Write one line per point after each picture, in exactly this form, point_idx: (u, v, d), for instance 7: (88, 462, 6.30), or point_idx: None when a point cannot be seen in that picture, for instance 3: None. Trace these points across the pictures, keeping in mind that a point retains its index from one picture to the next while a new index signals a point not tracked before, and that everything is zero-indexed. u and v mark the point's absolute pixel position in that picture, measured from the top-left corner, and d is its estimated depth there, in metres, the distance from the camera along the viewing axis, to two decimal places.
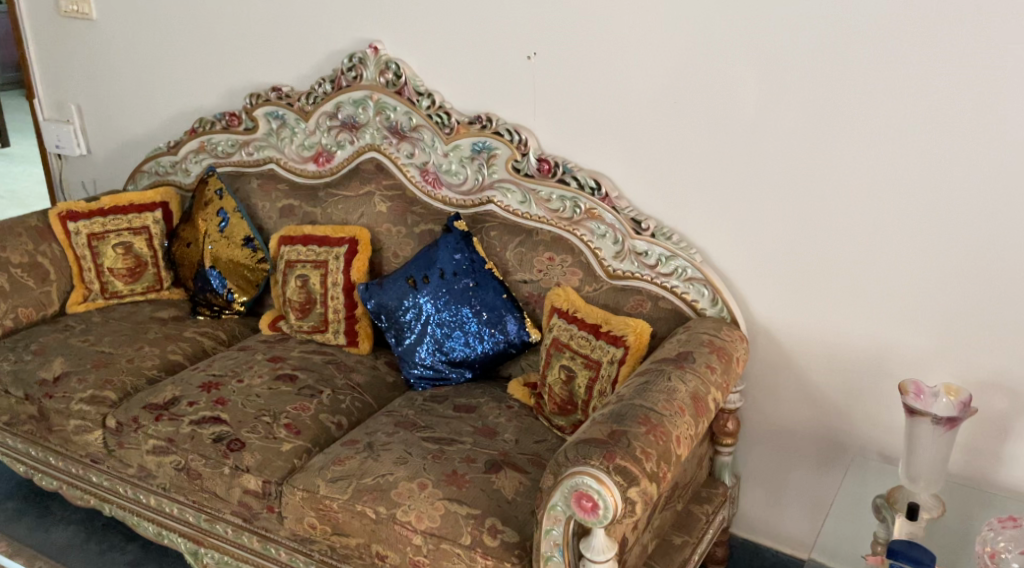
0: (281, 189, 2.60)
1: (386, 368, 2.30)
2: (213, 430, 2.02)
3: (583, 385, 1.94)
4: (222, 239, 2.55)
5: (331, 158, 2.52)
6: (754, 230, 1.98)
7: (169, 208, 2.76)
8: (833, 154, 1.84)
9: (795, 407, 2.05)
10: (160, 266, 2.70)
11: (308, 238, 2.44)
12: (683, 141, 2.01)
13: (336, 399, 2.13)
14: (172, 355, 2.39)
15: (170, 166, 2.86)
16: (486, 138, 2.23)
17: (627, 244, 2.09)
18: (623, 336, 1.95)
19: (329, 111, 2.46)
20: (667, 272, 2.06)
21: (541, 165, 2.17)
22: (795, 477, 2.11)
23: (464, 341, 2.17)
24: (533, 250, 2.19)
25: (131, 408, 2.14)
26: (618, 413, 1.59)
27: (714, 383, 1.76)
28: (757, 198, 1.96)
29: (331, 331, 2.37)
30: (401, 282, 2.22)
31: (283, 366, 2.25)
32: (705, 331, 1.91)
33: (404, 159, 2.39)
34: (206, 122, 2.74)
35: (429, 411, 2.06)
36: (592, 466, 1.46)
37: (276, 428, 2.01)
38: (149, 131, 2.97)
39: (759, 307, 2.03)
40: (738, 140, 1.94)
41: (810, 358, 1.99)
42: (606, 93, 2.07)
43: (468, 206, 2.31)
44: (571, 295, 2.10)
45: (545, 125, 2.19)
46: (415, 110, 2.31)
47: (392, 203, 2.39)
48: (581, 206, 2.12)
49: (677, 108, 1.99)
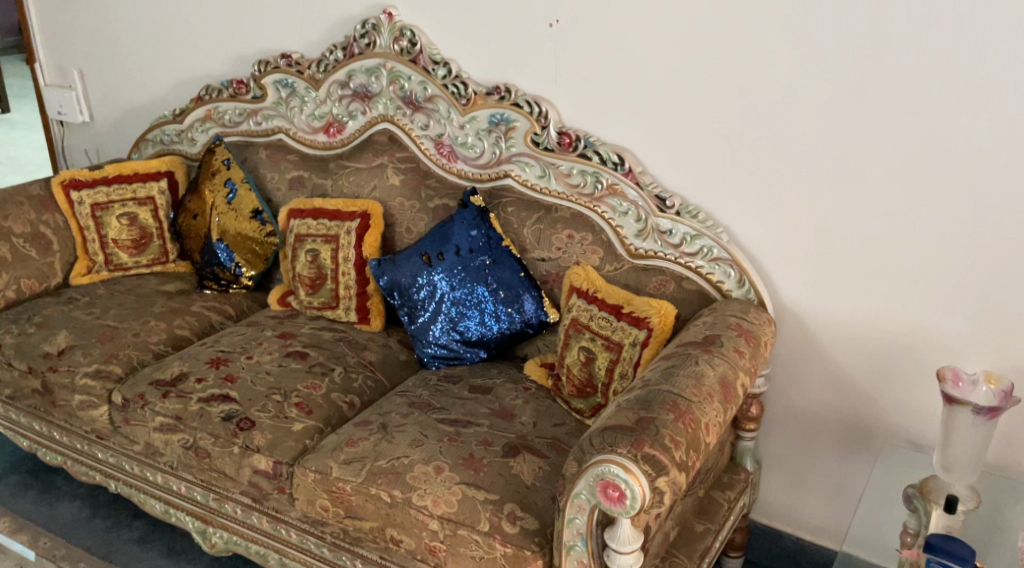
0: (290, 160, 2.53)
1: (398, 347, 2.24)
2: (222, 408, 1.96)
3: (603, 366, 1.89)
4: (229, 211, 2.49)
5: (342, 128, 2.44)
6: (784, 210, 1.91)
7: (175, 178, 2.68)
8: (870, 132, 1.77)
9: (821, 393, 1.99)
10: (166, 238, 2.64)
11: (319, 212, 2.37)
12: (710, 115, 1.93)
13: (348, 378, 2.07)
14: (179, 329, 2.33)
15: (175, 135, 2.78)
16: (504, 110, 2.15)
17: (650, 222, 2.02)
18: (646, 317, 1.90)
19: (341, 79, 2.38)
20: (692, 252, 1.99)
21: (562, 138, 2.10)
22: (818, 463, 2.05)
23: (480, 321, 2.11)
24: (552, 227, 2.12)
25: (137, 384, 2.08)
26: (645, 398, 1.53)
27: (742, 367, 1.70)
28: (788, 176, 1.89)
29: (342, 308, 2.31)
30: (415, 259, 2.17)
31: (293, 343, 2.19)
32: (731, 313, 1.85)
33: (418, 131, 2.31)
34: (213, 90, 2.65)
35: (444, 392, 2.00)
36: (618, 454, 1.41)
37: (287, 407, 1.95)
38: (153, 97, 2.89)
39: (787, 289, 1.96)
40: (769, 114, 1.86)
41: (838, 342, 1.93)
42: (631, 63, 1.99)
43: (484, 180, 2.24)
44: (591, 274, 2.04)
45: (565, 96, 2.11)
46: (430, 80, 2.23)
47: (405, 176, 2.32)
48: (603, 181, 2.05)
49: (706, 79, 1.91)
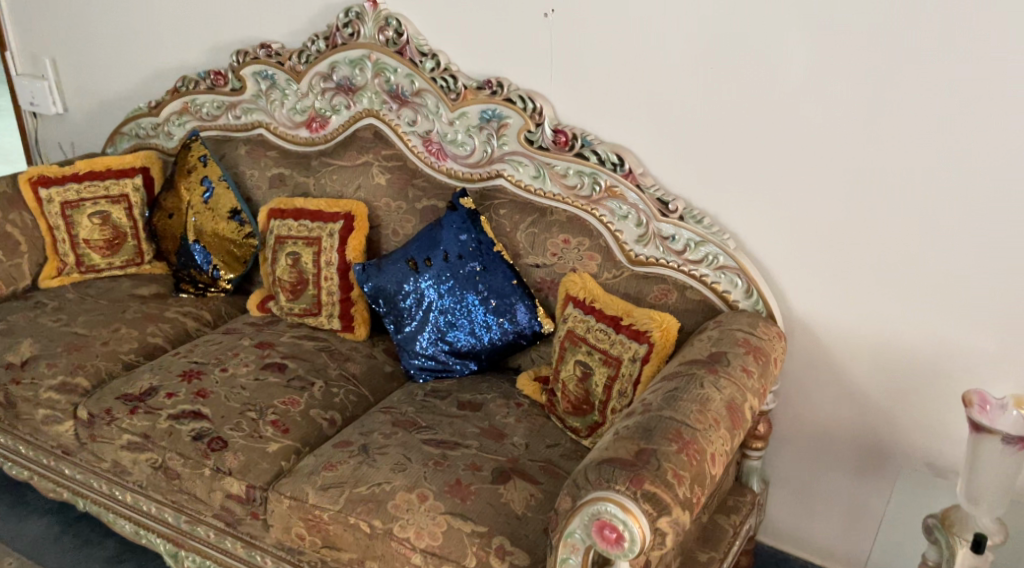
0: (271, 156, 2.39)
1: (384, 358, 2.11)
2: (192, 426, 1.84)
3: (600, 383, 1.77)
4: (206, 210, 2.35)
5: (325, 123, 2.30)
6: (796, 216, 1.78)
7: (150, 174, 2.54)
8: (891, 133, 1.64)
9: (833, 411, 1.86)
10: (141, 238, 2.50)
11: (300, 213, 2.23)
12: (716, 114, 1.80)
13: (328, 392, 1.94)
14: (152, 337, 2.20)
15: (151, 129, 2.64)
16: (496, 105, 2.00)
17: (651, 226, 1.88)
18: (647, 330, 1.77)
19: (323, 71, 2.24)
20: (696, 259, 1.86)
21: (557, 136, 1.96)
22: (829, 484, 1.92)
23: (470, 331, 1.99)
24: (546, 231, 1.98)
25: (103, 399, 1.95)
26: (646, 427, 1.40)
27: (751, 389, 1.57)
28: (801, 180, 1.75)
29: (325, 315, 2.18)
30: (401, 264, 2.03)
31: (272, 354, 2.06)
32: (737, 327, 1.72)
33: (405, 127, 2.17)
34: (189, 81, 2.51)
35: (430, 408, 1.87)
36: (616, 491, 1.28)
37: (262, 425, 1.83)
38: (128, 88, 2.74)
39: (798, 300, 1.83)
40: (780, 113, 1.73)
41: (853, 356, 1.80)
42: (631, 56, 1.85)
43: (474, 180, 2.10)
44: (588, 282, 1.91)
45: (561, 91, 1.97)
46: (418, 72, 2.08)
47: (392, 175, 2.18)
48: (601, 182, 1.92)
49: (713, 74, 1.77)
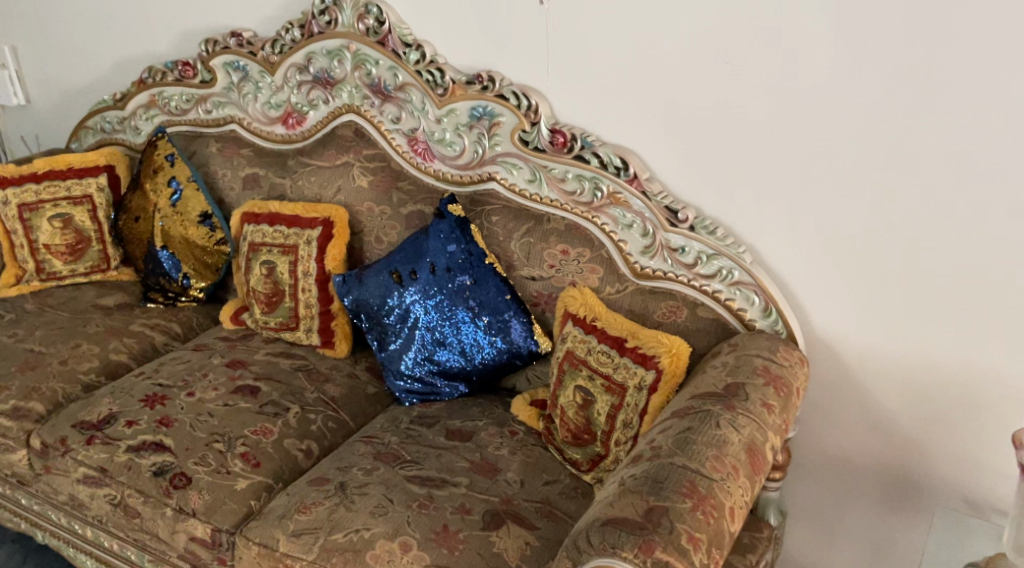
0: (244, 155, 2.20)
1: (367, 377, 1.94)
2: (153, 460, 1.67)
3: (603, 412, 1.61)
4: (174, 214, 2.17)
5: (302, 120, 2.11)
6: (820, 227, 1.60)
7: (116, 173, 2.36)
8: (931, 136, 1.46)
9: (858, 440, 1.69)
10: (106, 242, 2.32)
11: (275, 218, 2.05)
12: (731, 113, 1.61)
13: (305, 419, 1.77)
14: (115, 355, 2.02)
15: (117, 123, 2.45)
16: (487, 102, 1.82)
17: (658, 237, 1.71)
18: (654, 355, 1.59)
19: (299, 63, 2.04)
20: (707, 274, 1.68)
21: (554, 137, 1.77)
22: (853, 517, 1.76)
23: (460, 350, 1.82)
24: (543, 241, 1.80)
25: (58, 427, 1.79)
26: (656, 478, 1.23)
27: (773, 426, 1.39)
28: (826, 187, 1.57)
29: (303, 329, 2.01)
30: (384, 276, 1.86)
31: (244, 375, 1.89)
32: (755, 352, 1.54)
33: (388, 124, 1.98)
34: (156, 72, 2.31)
35: (416, 438, 1.70)
36: (623, 560, 1.12)
37: (230, 458, 1.66)
38: (93, 79, 2.55)
39: (821, 319, 1.65)
40: (804, 113, 1.55)
41: (880, 382, 1.63)
42: (636, 49, 1.67)
43: (465, 183, 1.92)
44: (589, 298, 1.74)
45: (559, 86, 1.78)
46: (401, 65, 1.89)
47: (374, 177, 1.99)
48: (603, 188, 1.74)
49: (727, 72, 1.59)
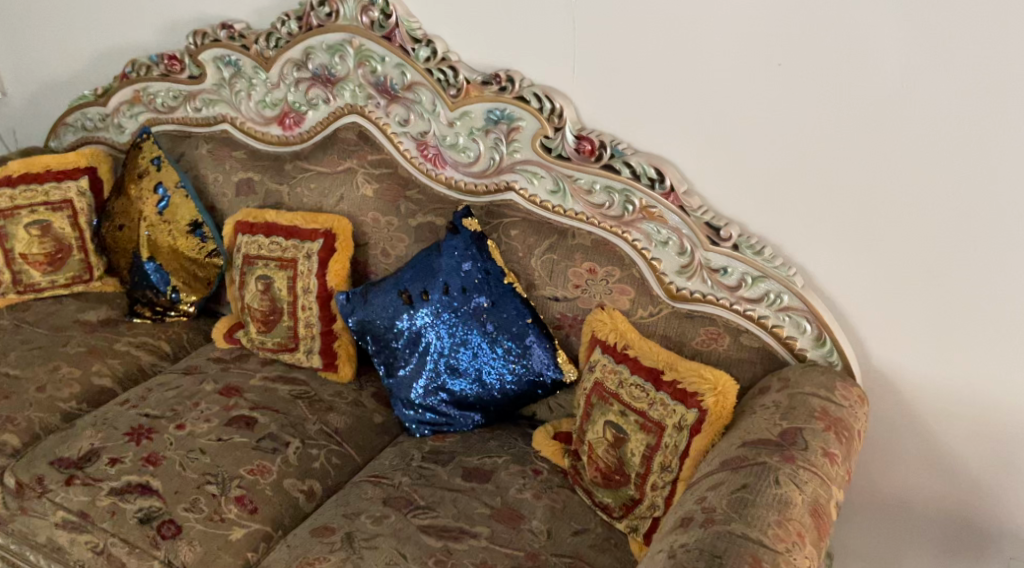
0: (237, 157, 2.02)
1: (373, 405, 1.78)
2: (139, 505, 1.51)
3: (637, 453, 1.45)
4: (161, 222, 1.99)
5: (300, 120, 1.93)
6: (884, 250, 1.44)
7: (98, 175, 2.18)
8: (1015, 151, 1.30)
9: (918, 480, 1.54)
10: (88, 251, 2.15)
11: (272, 228, 1.88)
12: (782, 120, 1.45)
13: (306, 456, 1.62)
14: (98, 379, 1.86)
15: (99, 120, 2.27)
16: (505, 105, 1.64)
17: (697, 256, 1.54)
18: (695, 392, 1.43)
19: (297, 58, 1.86)
20: (752, 298, 1.52)
21: (581, 144, 1.60)
22: (907, 561, 1.61)
23: (475, 378, 1.65)
24: (567, 258, 1.63)
25: (35, 463, 1.62)
26: (713, 552, 1.08)
27: (836, 480, 1.23)
28: (891, 207, 1.41)
29: (302, 351, 1.84)
30: (392, 296, 1.69)
31: (239, 404, 1.73)
32: (810, 391, 1.38)
33: (395, 127, 1.80)
34: (140, 66, 2.12)
35: (429, 478, 1.54)
36: None
37: (223, 503, 1.50)
38: (73, 71, 2.35)
39: (881, 350, 1.49)
40: (869, 124, 1.38)
41: (945, 419, 1.48)
42: (676, 48, 1.49)
43: (480, 192, 1.74)
44: (619, 323, 1.58)
45: (585, 87, 1.61)
46: (410, 63, 1.71)
47: (380, 185, 1.81)
48: (635, 202, 1.57)
49: (780, 76, 1.42)
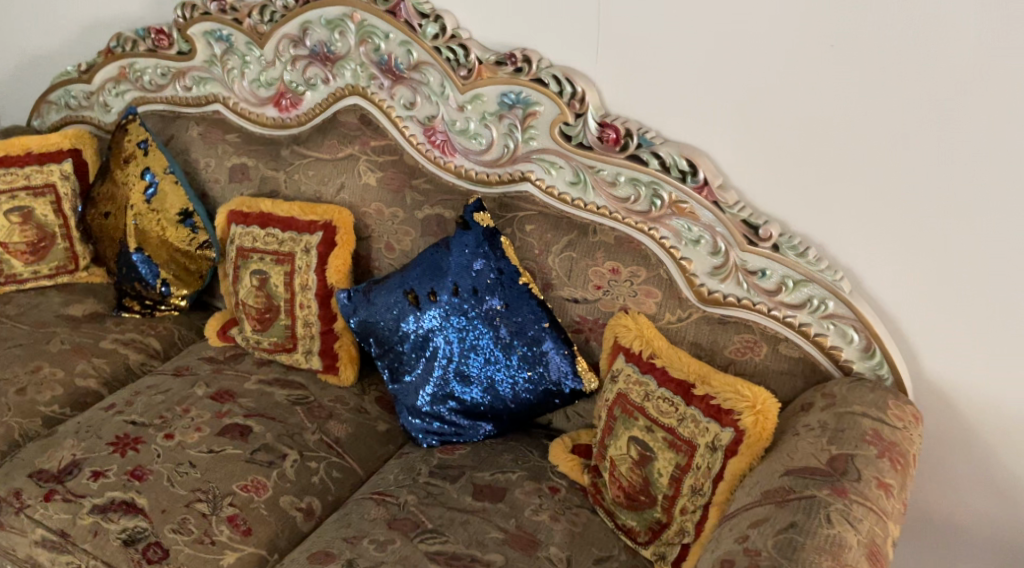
0: (230, 141, 1.88)
1: (377, 411, 1.65)
2: (123, 525, 1.38)
3: (665, 473, 1.32)
4: (149, 211, 1.86)
5: (297, 101, 1.79)
6: (945, 252, 1.30)
7: (83, 158, 2.04)
8: None
9: (973, 500, 1.42)
10: (73, 239, 2.01)
11: (267, 219, 1.75)
12: (835, 107, 1.30)
13: (304, 469, 1.49)
14: (82, 381, 1.73)
15: (83, 98, 2.12)
16: (521, 88, 1.50)
17: (732, 257, 1.41)
18: (731, 409, 1.29)
19: (293, 34, 1.72)
20: (793, 303, 1.39)
21: (604, 132, 1.46)
22: None
23: (487, 386, 1.53)
24: (588, 257, 1.50)
25: (11, 476, 1.49)
26: None
27: (892, 515, 1.11)
28: (955, 206, 1.27)
29: (301, 352, 1.71)
30: (397, 296, 1.56)
31: (232, 411, 1.60)
32: (860, 410, 1.25)
33: (400, 110, 1.66)
34: (126, 40, 1.97)
35: (438, 497, 1.42)
36: None
37: (214, 524, 1.38)
38: (55, 45, 2.20)
39: (933, 361, 1.37)
40: (936, 112, 1.24)
41: (1005, 437, 1.36)
42: (712, 28, 1.35)
43: (493, 182, 1.61)
44: (645, 329, 1.44)
45: (610, 69, 1.46)
46: (416, 40, 1.57)
47: (383, 174, 1.67)
48: (663, 196, 1.43)
49: (831, 60, 1.28)
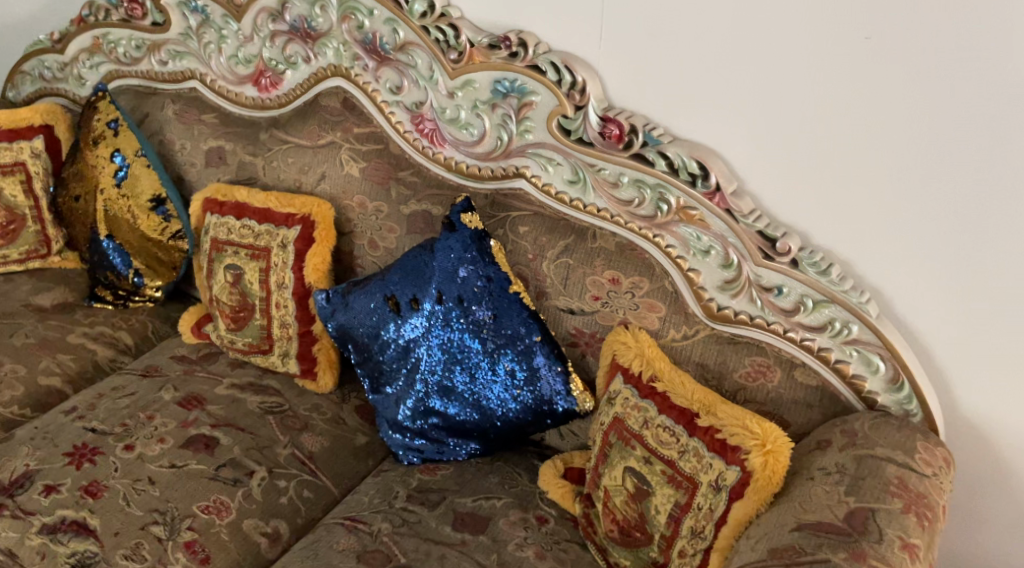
0: (207, 122, 1.74)
1: (357, 422, 1.54)
2: (73, 549, 1.27)
3: (662, 513, 1.19)
4: (119, 195, 1.73)
5: (277, 81, 1.64)
6: (986, 275, 1.15)
7: (55, 134, 1.90)
8: None
9: (1007, 540, 1.29)
10: (45, 222, 1.89)
11: (243, 209, 1.61)
12: (864, 107, 1.15)
13: (272, 489, 1.38)
14: (45, 379, 1.62)
15: (57, 69, 1.98)
16: (516, 75, 1.35)
17: (746, 271, 1.26)
18: (737, 446, 1.15)
19: (272, 7, 1.57)
20: (812, 325, 1.24)
21: (606, 128, 1.31)
22: None
23: (473, 402, 1.40)
24: (586, 265, 1.35)
25: None
26: None
27: None
28: (1001, 223, 1.12)
29: (277, 354, 1.59)
30: (378, 302, 1.43)
31: (199, 420, 1.48)
32: (883, 454, 1.12)
33: (385, 95, 1.51)
34: (98, 8, 1.83)
35: (414, 525, 1.30)
36: None
37: (169, 551, 1.27)
38: (29, 11, 2.06)
39: (967, 393, 1.23)
40: (983, 117, 1.09)
41: None
42: (730, 14, 1.19)
43: (485, 177, 1.46)
44: (646, 347, 1.30)
45: (615, 56, 1.30)
46: (402, 18, 1.41)
47: (367, 164, 1.53)
48: (670, 200, 1.28)
49: (865, 55, 1.12)
